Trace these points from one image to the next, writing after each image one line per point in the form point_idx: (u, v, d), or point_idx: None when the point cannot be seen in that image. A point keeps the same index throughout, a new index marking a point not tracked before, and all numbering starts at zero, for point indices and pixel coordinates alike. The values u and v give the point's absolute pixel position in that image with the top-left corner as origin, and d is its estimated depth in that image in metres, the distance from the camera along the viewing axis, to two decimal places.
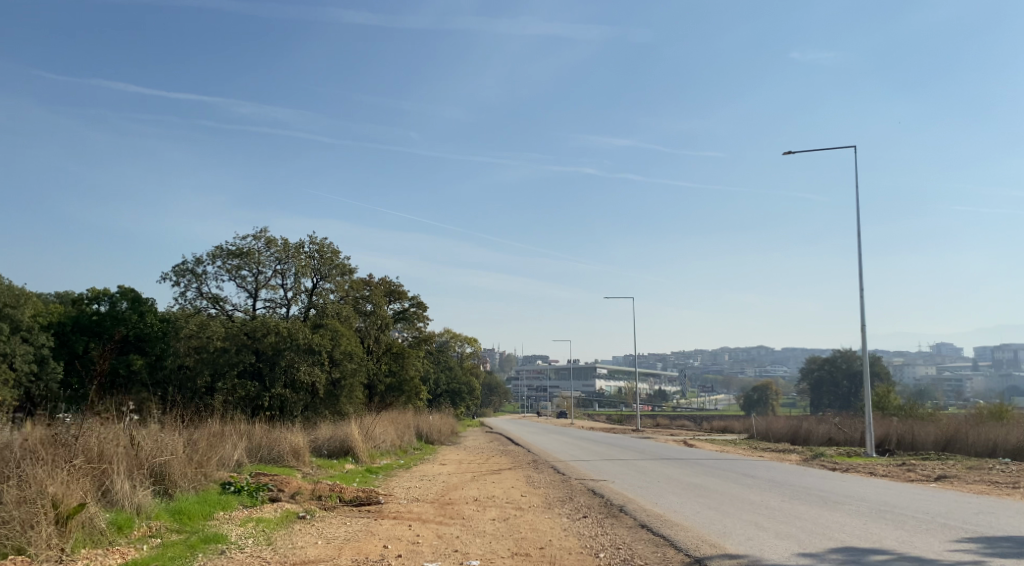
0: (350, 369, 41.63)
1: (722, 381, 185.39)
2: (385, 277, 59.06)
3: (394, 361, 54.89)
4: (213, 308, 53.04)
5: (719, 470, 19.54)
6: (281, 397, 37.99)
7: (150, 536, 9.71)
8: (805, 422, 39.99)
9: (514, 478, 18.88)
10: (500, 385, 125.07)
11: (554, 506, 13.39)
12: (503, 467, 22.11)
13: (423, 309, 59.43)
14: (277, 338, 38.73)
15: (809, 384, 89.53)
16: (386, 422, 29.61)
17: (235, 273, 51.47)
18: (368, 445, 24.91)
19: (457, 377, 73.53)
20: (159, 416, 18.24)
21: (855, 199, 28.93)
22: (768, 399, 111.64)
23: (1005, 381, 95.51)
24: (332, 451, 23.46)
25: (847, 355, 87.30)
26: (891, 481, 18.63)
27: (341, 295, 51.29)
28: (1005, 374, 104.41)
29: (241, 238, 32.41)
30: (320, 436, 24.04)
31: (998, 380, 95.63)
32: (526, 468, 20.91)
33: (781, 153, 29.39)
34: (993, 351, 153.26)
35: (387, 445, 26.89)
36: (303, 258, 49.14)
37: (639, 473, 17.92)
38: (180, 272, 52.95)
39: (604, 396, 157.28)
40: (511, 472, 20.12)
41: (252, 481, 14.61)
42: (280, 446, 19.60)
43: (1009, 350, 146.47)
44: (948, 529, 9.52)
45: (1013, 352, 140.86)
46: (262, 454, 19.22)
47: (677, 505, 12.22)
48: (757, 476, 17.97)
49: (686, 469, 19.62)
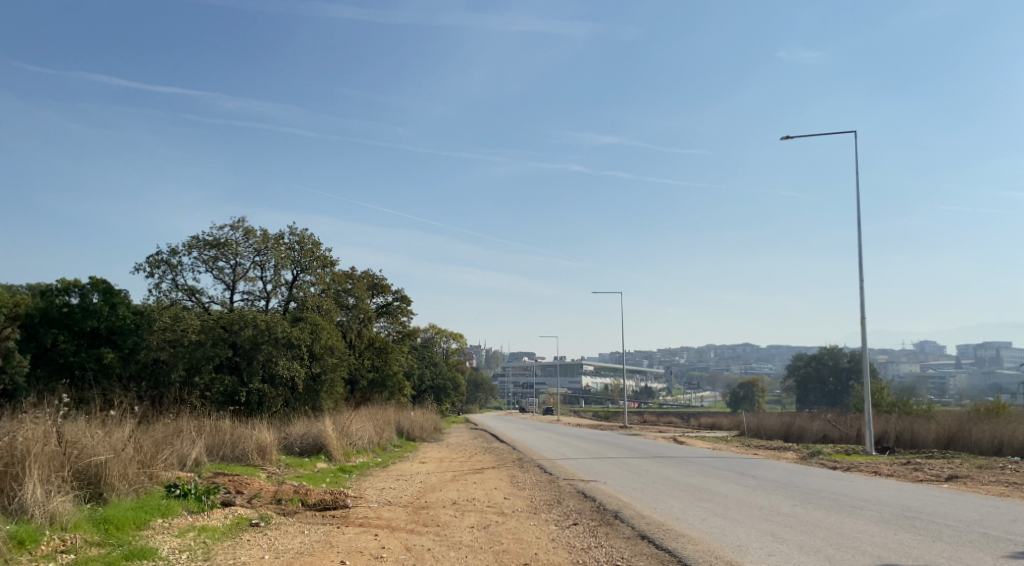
0: (330, 364, 40.27)
1: (708, 378, 184.75)
2: (368, 270, 57.59)
3: (377, 356, 53.42)
4: (189, 300, 51.46)
5: (717, 470, 18.27)
6: (260, 392, 36.51)
7: (60, 553, 8.29)
8: (798, 419, 38.85)
9: (498, 478, 17.56)
10: (486, 382, 123.54)
11: (540, 511, 12.08)
12: (486, 466, 20.77)
13: (407, 304, 58.03)
14: (254, 332, 37.33)
15: (796, 380, 88.60)
16: (364, 418, 28.23)
17: (213, 264, 49.97)
18: (343, 442, 23.54)
19: (442, 373, 72.10)
20: (113, 410, 16.81)
21: (856, 186, 27.76)
22: (755, 396, 110.89)
23: (989, 378, 95.25)
24: (304, 449, 22.11)
25: (834, 352, 86.52)
26: (901, 481, 17.46)
27: (323, 288, 49.78)
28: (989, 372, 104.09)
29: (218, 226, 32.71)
30: (292, 433, 22.65)
31: (982, 378, 95.34)
32: (511, 468, 19.54)
33: (780, 137, 28.17)
34: (976, 350, 153.59)
35: (365, 442, 25.53)
36: (283, 249, 47.72)
37: (631, 473, 16.64)
38: (155, 263, 51.31)
39: (590, 392, 156.18)
40: (494, 472, 18.78)
41: (203, 482, 13.10)
42: (244, 443, 18.18)
43: (992, 348, 146.71)
44: (997, 544, 8.34)
45: (995, 351, 141.14)
46: (224, 453, 17.79)
47: (680, 511, 10.96)
48: (758, 476, 16.73)
49: (682, 468, 18.34)
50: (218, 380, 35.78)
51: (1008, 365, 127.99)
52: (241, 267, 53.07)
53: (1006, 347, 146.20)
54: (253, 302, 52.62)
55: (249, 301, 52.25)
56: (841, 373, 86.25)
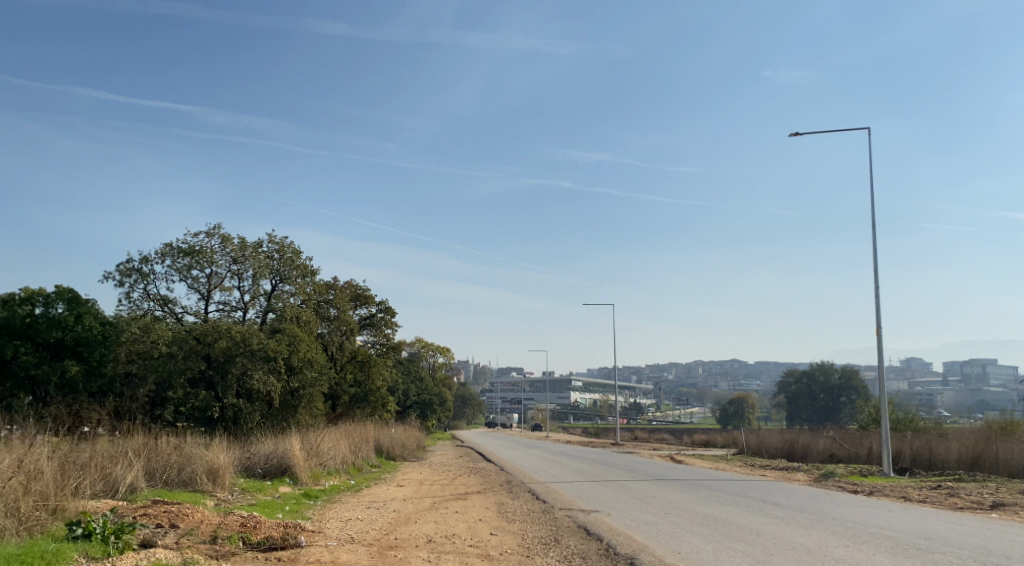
0: (310, 379, 37.97)
1: (697, 395, 182.59)
2: (350, 280, 55.42)
3: (359, 370, 50.96)
4: (162, 310, 49.07)
5: (732, 496, 16.08)
6: (235, 407, 34.24)
7: None
8: (801, 437, 36.69)
9: (482, 506, 15.34)
10: (475, 397, 120.86)
11: (534, 553, 9.89)
12: (470, 491, 18.52)
13: (392, 316, 55.72)
14: (228, 343, 34.89)
15: (786, 397, 86.53)
16: (338, 436, 25.99)
17: (187, 273, 47.68)
18: (312, 463, 21.32)
19: (429, 389, 69.56)
20: (41, 433, 14.87)
21: (870, 185, 25.79)
22: (745, 413, 108.98)
23: (978, 395, 93.58)
24: (267, 471, 19.91)
25: (825, 368, 84.60)
26: (941, 508, 15.38)
27: (303, 299, 47.55)
28: (977, 389, 102.53)
29: (190, 238, 32.82)
30: (255, 453, 20.41)
31: (971, 395, 93.67)
32: (499, 493, 17.28)
33: (788, 135, 26.23)
34: (963, 366, 152.21)
35: (337, 462, 23.28)
36: (262, 257, 45.41)
37: (637, 501, 14.44)
38: (126, 271, 48.97)
39: (579, 408, 153.77)
40: (480, 498, 16.58)
41: (117, 515, 11.16)
42: (193, 465, 15.89)
43: (978, 365, 145.35)
44: None
45: (982, 367, 139.95)
46: (169, 475, 15.57)
47: (709, 557, 8.86)
48: (781, 504, 14.58)
49: (692, 494, 16.14)
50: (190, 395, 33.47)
51: (996, 383, 126.02)
52: (217, 276, 50.81)
53: (991, 364, 145.17)
54: (229, 312, 50.33)
55: (225, 312, 49.94)
56: (833, 390, 84.12)
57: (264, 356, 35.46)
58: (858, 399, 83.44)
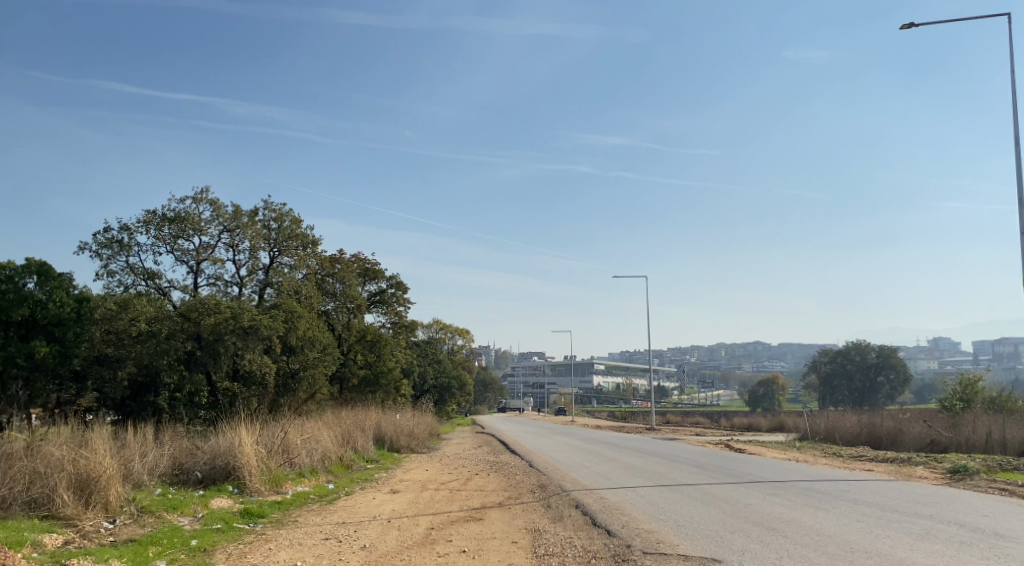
0: (312, 359, 32.30)
1: (721, 377, 176.44)
2: (357, 253, 49.71)
3: (369, 351, 45.21)
4: (145, 284, 43.72)
5: (902, 515, 10.35)
6: (227, 393, 28.60)
7: None
8: (884, 420, 30.56)
9: (510, 538, 9.73)
10: (495, 381, 115.60)
11: None
12: (491, 504, 12.77)
13: (403, 291, 50.07)
14: (217, 320, 27.83)
15: (819, 377, 80.09)
16: (322, 425, 20.34)
17: (171, 243, 42.10)
18: (274, 463, 15.60)
19: (447, 371, 63.83)
20: None
21: (1015, 89, 19.61)
22: (775, 395, 102.69)
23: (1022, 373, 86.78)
24: (207, 478, 14.38)
25: (860, 346, 77.88)
26: None
27: (304, 272, 41.77)
28: (1019, 368, 95.51)
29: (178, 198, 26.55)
30: (195, 450, 14.86)
31: (1015, 372, 86.83)
32: (532, 508, 11.66)
33: (902, 26, 19.93)
34: (993, 345, 144.24)
35: (314, 459, 17.63)
36: (257, 227, 39.56)
37: (769, 536, 8.77)
38: (104, 242, 43.55)
39: (602, 392, 147.93)
40: (503, 520, 10.96)
41: None
42: (56, 475, 10.33)
43: (1010, 343, 137.86)
44: None
45: (1013, 346, 132.91)
46: (10, 493, 10.04)
47: None
48: (1008, 536, 8.81)
49: (839, 514, 10.37)
50: (188, 379, 27.26)
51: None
52: (206, 247, 45.35)
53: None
54: (221, 287, 44.86)
55: (217, 287, 44.50)
56: (869, 368, 77.62)
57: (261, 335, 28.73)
58: (897, 377, 76.95)
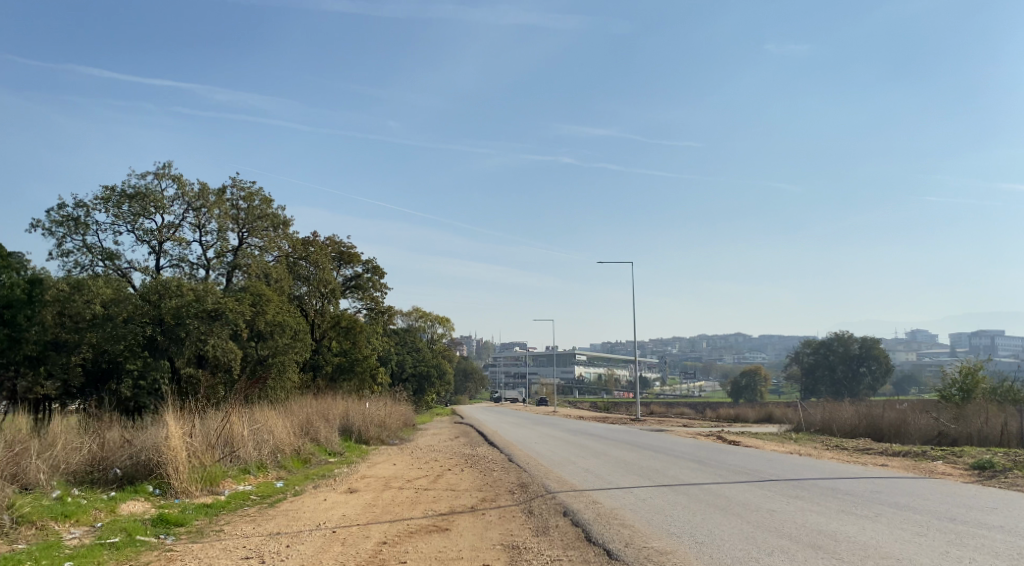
0: (282, 345, 29.86)
1: (703, 368, 175.30)
2: (331, 235, 47.28)
3: (342, 338, 42.92)
4: (104, 265, 41.26)
5: (968, 527, 8.37)
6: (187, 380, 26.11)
7: None
8: (885, 411, 28.63)
9: (483, 555, 7.65)
10: (476, 371, 113.60)
11: None
12: (462, 508, 10.69)
13: (381, 276, 47.68)
14: (179, 302, 25.08)
15: (802, 368, 78.47)
16: (279, 416, 18.14)
17: (132, 221, 39.62)
18: (212, 458, 13.43)
19: (427, 359, 61.55)
20: None
21: None
22: (758, 386, 101.10)
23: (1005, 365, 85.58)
24: (127, 475, 12.21)
25: (843, 337, 76.26)
26: None
27: (274, 253, 39.37)
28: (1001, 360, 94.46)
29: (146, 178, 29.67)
30: (119, 443, 12.67)
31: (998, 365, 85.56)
32: (511, 515, 9.61)
33: None
34: (972, 337, 143.35)
35: (264, 453, 15.45)
36: (224, 204, 37.08)
37: (819, 559, 6.79)
38: (60, 220, 41.06)
39: (584, 382, 146.33)
40: (474, 530, 8.88)
41: None
42: None
43: (988, 336, 137.29)
44: None
45: (992, 338, 131.99)
46: None
47: None
48: None
49: (891, 526, 8.35)
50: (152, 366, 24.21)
51: (1013, 354, 117.91)
52: (170, 226, 42.94)
53: (1001, 336, 137.52)
54: (187, 269, 42.47)
55: (182, 269, 42.06)
56: (851, 360, 75.99)
57: (224, 319, 26.09)
58: (880, 368, 75.36)
